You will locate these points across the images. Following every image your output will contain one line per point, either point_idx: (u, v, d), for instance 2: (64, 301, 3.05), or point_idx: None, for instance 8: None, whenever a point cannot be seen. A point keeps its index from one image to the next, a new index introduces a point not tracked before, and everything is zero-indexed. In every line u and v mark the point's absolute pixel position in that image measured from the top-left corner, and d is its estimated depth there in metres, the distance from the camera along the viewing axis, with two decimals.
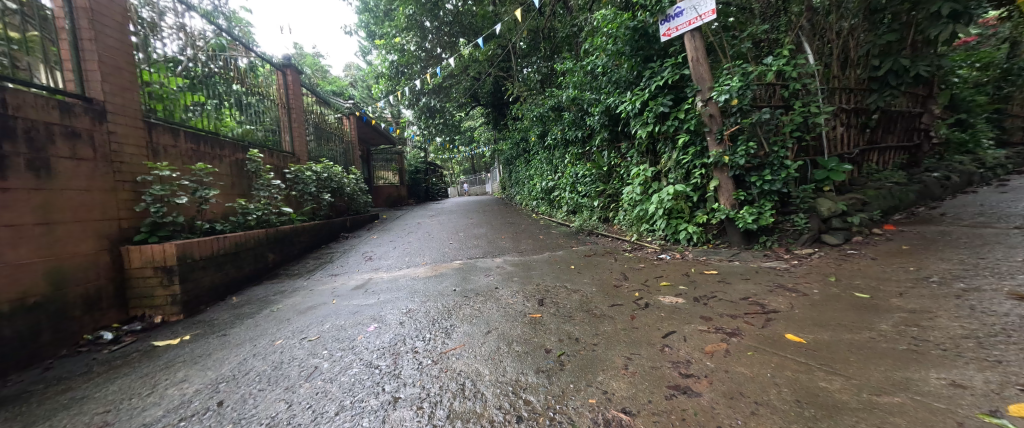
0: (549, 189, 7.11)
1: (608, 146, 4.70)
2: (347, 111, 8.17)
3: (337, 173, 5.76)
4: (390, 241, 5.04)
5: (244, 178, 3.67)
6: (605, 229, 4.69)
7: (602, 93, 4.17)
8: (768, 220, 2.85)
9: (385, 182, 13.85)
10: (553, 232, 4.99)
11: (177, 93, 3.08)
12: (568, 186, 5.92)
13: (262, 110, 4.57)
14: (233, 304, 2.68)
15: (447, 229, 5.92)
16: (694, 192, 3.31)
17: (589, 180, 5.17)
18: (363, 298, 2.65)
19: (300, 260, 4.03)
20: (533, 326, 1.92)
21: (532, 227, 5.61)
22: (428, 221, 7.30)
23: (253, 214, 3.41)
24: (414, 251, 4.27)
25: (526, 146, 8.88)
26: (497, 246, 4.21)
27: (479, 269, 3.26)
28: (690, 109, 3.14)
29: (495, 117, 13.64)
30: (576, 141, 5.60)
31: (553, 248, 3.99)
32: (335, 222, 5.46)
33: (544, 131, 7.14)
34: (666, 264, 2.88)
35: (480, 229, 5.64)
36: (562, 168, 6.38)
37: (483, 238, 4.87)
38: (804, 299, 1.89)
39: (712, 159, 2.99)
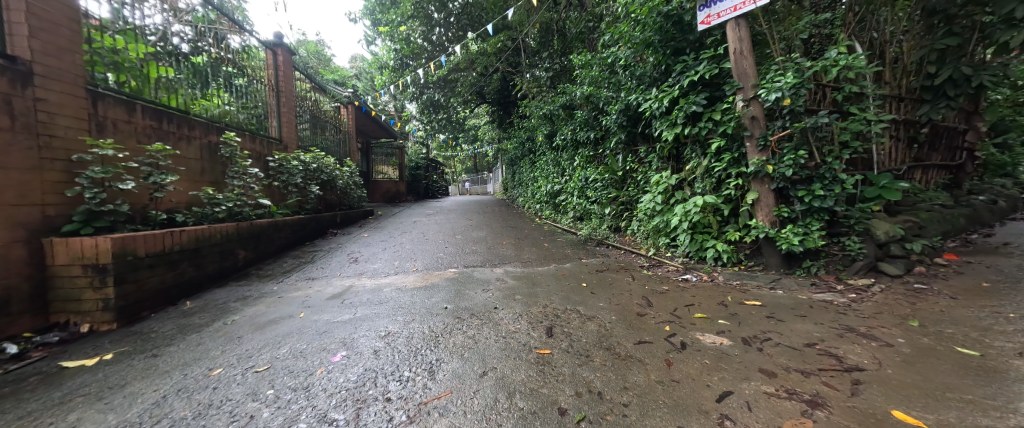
0: (555, 193, 6.72)
1: (624, 149, 4.31)
2: (345, 100, 7.77)
3: (328, 164, 5.35)
4: (381, 242, 4.63)
5: (216, 165, 3.26)
6: (617, 240, 4.28)
7: (623, 89, 3.77)
8: (817, 242, 2.43)
9: (384, 177, 13.46)
10: (558, 241, 4.57)
11: (144, 64, 2.72)
12: (576, 191, 5.52)
13: (249, 91, 4.18)
14: (183, 312, 2.26)
15: (444, 230, 5.52)
16: (726, 205, 2.90)
17: (600, 185, 4.77)
18: (336, 312, 2.23)
19: (278, 259, 3.62)
20: (541, 369, 1.50)
21: (535, 233, 5.18)
22: (425, 220, 6.90)
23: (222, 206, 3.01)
24: (405, 255, 3.85)
25: (532, 147, 8.49)
26: (498, 254, 3.79)
27: (475, 282, 2.84)
28: (727, 109, 2.73)
29: (500, 115, 13.27)
30: (587, 143, 5.22)
31: (560, 259, 3.57)
32: (323, 217, 5.05)
33: (552, 131, 6.75)
34: (694, 288, 2.47)
35: (479, 233, 5.22)
36: (570, 171, 5.99)
37: (482, 242, 4.46)
38: (891, 351, 1.47)
39: (752, 168, 2.58)
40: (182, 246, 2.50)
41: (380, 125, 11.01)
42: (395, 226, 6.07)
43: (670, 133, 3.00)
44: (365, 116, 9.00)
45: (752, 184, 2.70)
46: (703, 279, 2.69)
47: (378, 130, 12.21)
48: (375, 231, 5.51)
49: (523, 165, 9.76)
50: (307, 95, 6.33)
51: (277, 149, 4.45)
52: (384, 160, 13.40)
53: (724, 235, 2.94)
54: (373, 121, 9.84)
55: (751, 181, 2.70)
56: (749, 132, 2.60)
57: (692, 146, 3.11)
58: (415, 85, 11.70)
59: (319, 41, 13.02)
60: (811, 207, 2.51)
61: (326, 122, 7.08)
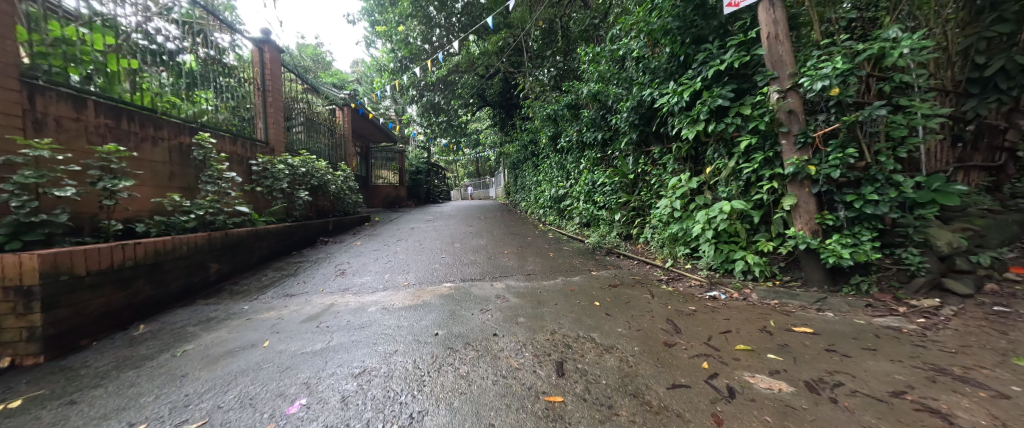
0: (560, 198, 6.40)
1: (635, 150, 3.99)
2: (342, 102, 7.53)
3: (320, 167, 5.06)
4: (373, 251, 4.31)
5: (188, 168, 2.96)
6: (628, 250, 3.93)
7: (635, 85, 3.46)
8: (872, 256, 2.07)
9: (384, 182, 13.22)
10: (564, 249, 4.23)
11: (104, 58, 2.47)
12: (583, 196, 5.20)
13: (235, 91, 3.92)
14: (130, 340, 1.94)
15: (442, 238, 5.19)
16: (756, 212, 2.56)
17: (609, 189, 4.45)
18: (307, 340, 1.89)
19: (258, 271, 3.30)
20: (551, 427, 1.16)
21: (540, 241, 4.85)
22: (423, 227, 6.60)
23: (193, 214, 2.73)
24: (397, 266, 3.53)
25: (534, 150, 8.19)
26: (499, 265, 3.46)
27: (472, 300, 2.50)
28: (759, 103, 2.40)
29: (502, 118, 13.01)
30: (595, 144, 4.92)
31: (567, 271, 3.24)
32: (313, 224, 4.75)
33: (556, 133, 6.45)
34: (725, 309, 2.12)
35: (479, 240, 4.90)
36: (576, 175, 5.67)
37: (482, 252, 4.13)
38: (1013, 407, 1.11)
39: (790, 170, 2.24)
40: (136, 261, 2.18)
41: (379, 128, 10.78)
42: (391, 233, 5.76)
43: (692, 131, 2.67)
44: (363, 119, 8.76)
45: (788, 188, 2.36)
46: (733, 297, 2.33)
47: (377, 134, 11.99)
48: (369, 238, 5.20)
49: (525, 169, 9.46)
50: (300, 97, 6.09)
51: (264, 152, 4.17)
52: (384, 165, 13.16)
53: (755, 246, 2.59)
54: (371, 124, 9.60)
55: (787, 185, 2.36)
56: (785, 128, 2.27)
57: (716, 146, 2.78)
58: (415, 88, 11.49)
59: (318, 45, 12.87)
60: (862, 214, 2.16)
61: (321, 125, 6.83)
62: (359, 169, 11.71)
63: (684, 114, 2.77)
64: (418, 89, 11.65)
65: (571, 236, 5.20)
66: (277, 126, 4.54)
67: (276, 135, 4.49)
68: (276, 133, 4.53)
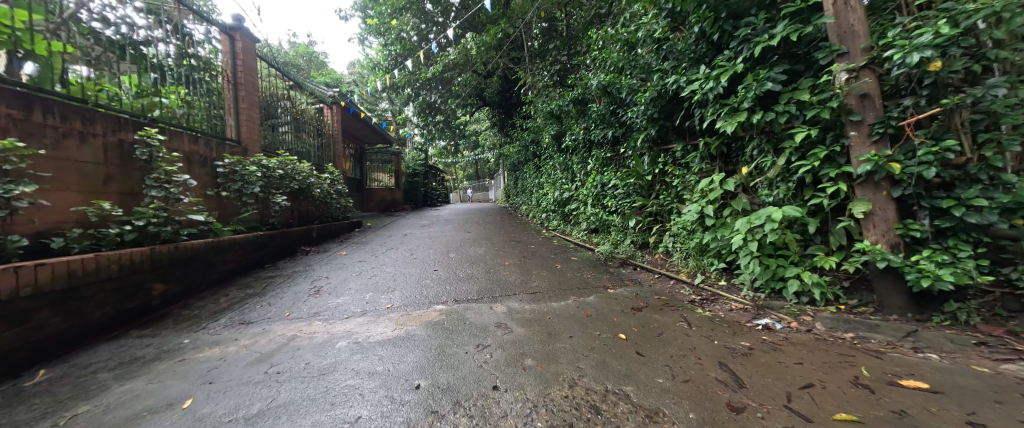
0: (564, 201, 5.96)
1: (653, 148, 3.56)
2: (331, 100, 7.10)
3: (301, 169, 4.60)
4: (358, 263, 3.83)
5: (130, 170, 2.50)
6: (645, 261, 3.47)
7: (657, 72, 3.01)
8: (978, 277, 1.58)
9: (380, 185, 12.78)
10: (574, 260, 3.77)
11: (23, 36, 2.06)
12: (592, 200, 4.75)
13: (205, 84, 3.47)
14: (10, 397, 1.45)
15: (436, 246, 4.72)
16: (813, 219, 2.10)
17: (621, 192, 4.01)
18: (244, 396, 1.42)
19: (218, 290, 2.83)
20: None
21: (545, 250, 4.39)
22: (418, 233, 6.14)
23: (119, 228, 2.24)
24: (381, 283, 3.05)
25: (536, 150, 7.76)
26: (499, 281, 3.00)
27: (466, 329, 2.03)
28: (820, 86, 1.95)
29: (501, 118, 12.60)
30: (605, 143, 4.48)
31: (578, 288, 2.78)
32: (292, 233, 4.28)
33: (560, 131, 6.02)
34: (789, 346, 1.66)
35: (477, 250, 4.44)
36: (583, 176, 5.23)
37: (480, 263, 3.67)
38: None
39: (866, 169, 1.78)
40: (38, 289, 1.70)
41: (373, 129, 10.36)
42: (381, 241, 5.28)
43: (731, 122, 2.23)
44: (354, 119, 8.33)
45: (858, 191, 1.91)
46: (792, 327, 1.87)
47: (372, 135, 11.57)
48: (356, 247, 4.73)
49: (526, 171, 9.02)
50: (283, 94, 5.65)
51: (234, 152, 3.70)
52: (379, 168, 12.73)
53: (811, 261, 2.13)
54: (364, 123, 9.17)
55: (857, 187, 1.91)
56: (857, 116, 1.82)
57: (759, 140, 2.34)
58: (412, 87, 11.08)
59: (310, 44, 12.45)
60: (958, 223, 1.67)
61: (308, 125, 6.38)
62: (352, 172, 11.28)
63: (721, 102, 2.34)
64: (414, 88, 11.24)
65: (579, 244, 4.74)
66: (252, 123, 4.08)
67: (251, 134, 4.04)
68: (251, 132, 4.08)
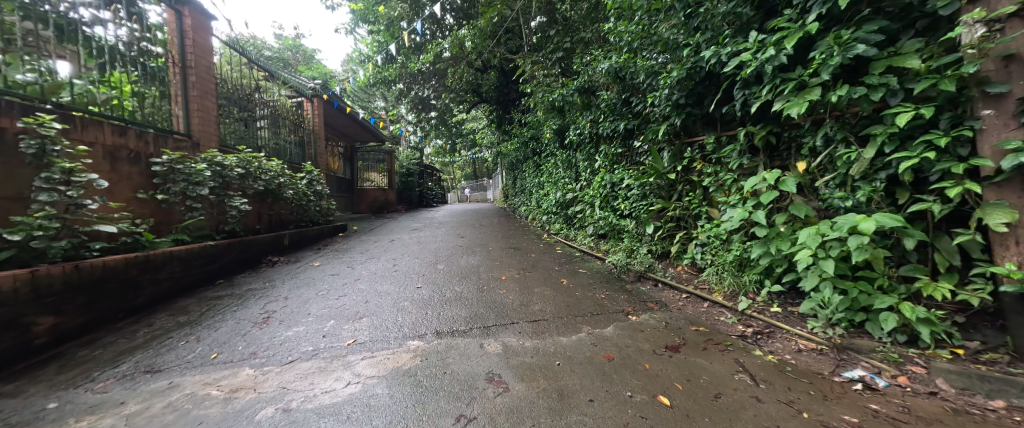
0: (567, 202, 5.44)
1: (676, 142, 3.06)
2: (312, 93, 6.53)
3: (268, 167, 4.04)
4: (328, 277, 3.27)
5: (10, 168, 1.94)
6: (669, 275, 2.92)
7: (688, 46, 2.47)
8: None
9: (372, 185, 12.21)
10: (583, 272, 3.22)
11: None
12: (601, 201, 4.22)
13: (142, 66, 2.90)
14: None
15: (424, 255, 4.18)
16: (914, 231, 1.55)
17: (635, 193, 3.49)
18: None
19: (141, 318, 2.25)
20: None
21: (547, 259, 3.84)
22: (407, 238, 5.59)
23: None
24: (348, 306, 2.48)
25: (536, 148, 7.22)
26: (493, 303, 2.47)
27: (444, 385, 1.47)
28: (936, 49, 1.41)
29: (499, 114, 12.05)
30: (616, 137, 3.95)
31: (592, 313, 2.24)
32: (255, 241, 3.71)
33: (562, 126, 5.49)
34: (921, 426, 1.11)
35: (470, 259, 3.89)
36: (590, 175, 4.70)
37: (472, 278, 3.12)
38: None
39: (1011, 164, 1.23)
40: None
41: (362, 125, 9.82)
42: (363, 248, 4.73)
43: (800, 102, 1.69)
44: (340, 113, 7.77)
45: (991, 195, 1.38)
46: (905, 387, 1.32)
47: (362, 133, 11.02)
48: (334, 257, 4.17)
49: (526, 170, 8.49)
50: (255, 85, 5.09)
51: (180, 148, 3.14)
52: (371, 167, 12.16)
53: (910, 287, 1.58)
54: (351, 118, 8.62)
55: (991, 187, 1.37)
56: (1000, 87, 1.29)
57: (831, 126, 1.80)
58: (404, 82, 10.54)
59: (298, 37, 11.88)
60: None
61: (286, 119, 5.82)
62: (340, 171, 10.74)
63: (782, 77, 1.79)
64: (406, 83, 10.68)
65: (586, 253, 4.19)
66: (207, 114, 3.52)
67: (205, 126, 3.46)
68: (206, 125, 3.51)
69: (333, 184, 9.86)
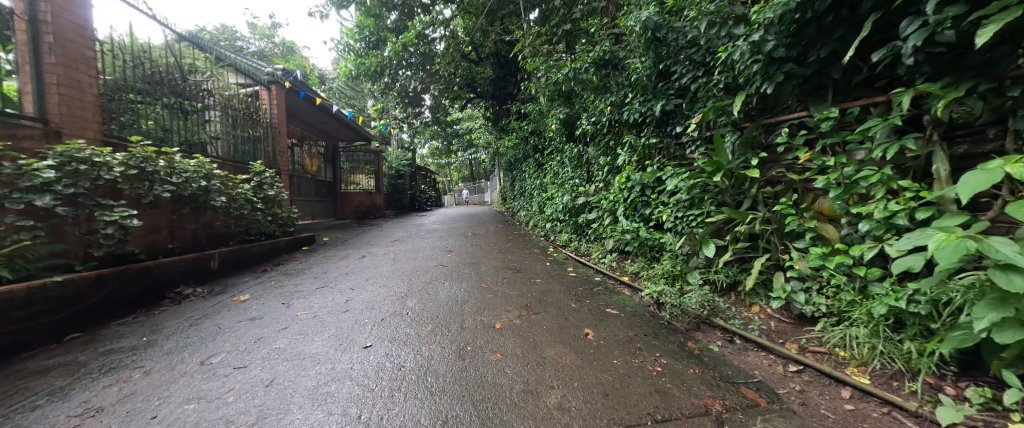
0: (578, 208, 4.48)
1: (749, 123, 2.13)
2: (279, 76, 5.58)
3: (179, 165, 3.03)
4: (243, 325, 2.24)
5: None
6: (746, 323, 1.94)
7: None
8: None
9: (357, 188, 11.19)
10: (612, 314, 2.23)
11: None
12: (627, 208, 3.25)
13: None
14: None
15: (393, 281, 3.15)
16: None
17: (681, 198, 2.53)
18: None
19: None
20: None
21: (558, 287, 2.83)
22: (382, 254, 4.57)
23: None
24: (231, 397, 1.45)
25: (539, 144, 6.23)
26: (479, 391, 1.44)
27: None
28: None
29: (495, 109, 11.10)
30: (649, 122, 2.99)
31: (657, 422, 1.23)
32: (155, 268, 2.69)
33: (571, 115, 4.51)
34: None
35: (453, 290, 2.86)
36: (609, 175, 3.73)
37: (452, 327, 2.11)
38: None
39: None
40: None
41: (343, 122, 8.87)
42: (319, 270, 3.70)
43: None
44: (312, 106, 6.78)
45: None
46: None
47: (345, 131, 10.05)
48: (275, 285, 3.16)
49: (525, 170, 7.50)
50: (192, 65, 4.09)
51: (17, 136, 2.13)
52: (356, 169, 11.14)
53: None
54: (327, 113, 7.63)
55: None
56: None
57: None
58: (391, 74, 9.60)
59: (274, 27, 10.84)
60: None
61: (236, 110, 4.81)
62: (319, 173, 9.75)
63: None
64: (392, 75, 9.71)
65: (607, 277, 3.20)
66: (84, 93, 2.53)
67: (76, 110, 2.46)
68: (79, 108, 2.50)
69: (309, 188, 8.87)
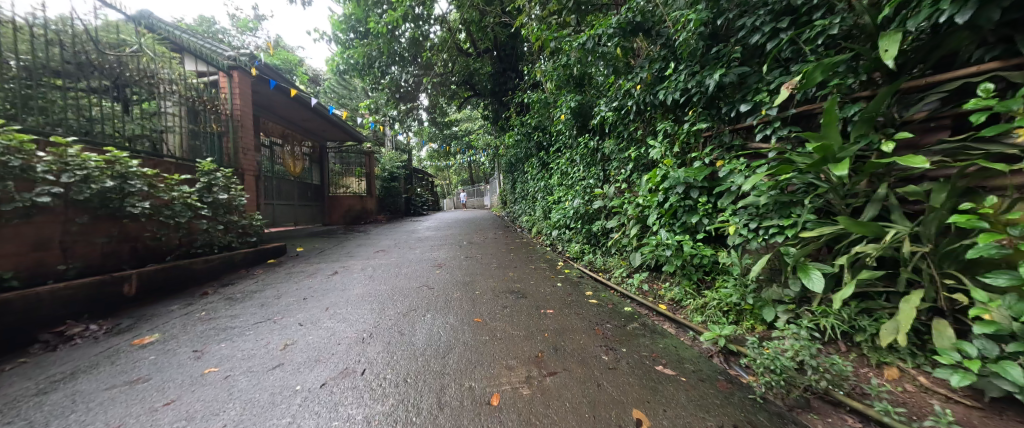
0: (593, 213, 3.79)
1: (877, 90, 1.43)
2: (245, 63, 4.84)
3: (74, 159, 2.31)
4: (110, 395, 1.48)
5: None
6: (898, 405, 1.20)
7: None
8: None
9: (347, 192, 10.45)
10: (668, 377, 1.47)
11: None
12: (664, 216, 2.53)
13: None
14: None
15: (358, 312, 2.40)
16: None
17: (753, 203, 1.81)
18: None
19: None
20: None
21: (578, 325, 2.07)
22: (358, 269, 3.83)
23: None
24: None
25: (544, 141, 5.51)
26: None
27: None
28: None
29: (494, 106, 10.44)
30: (697, 102, 2.28)
31: None
32: (21, 301, 1.95)
33: (584, 103, 3.81)
34: None
35: (435, 327, 2.11)
36: (634, 174, 3.02)
37: (423, 404, 1.34)
38: None
39: None
40: None
41: (330, 121, 8.14)
42: (272, 293, 2.96)
43: None
44: (290, 100, 6.05)
45: None
46: None
47: (333, 131, 9.32)
48: (205, 317, 2.42)
49: (527, 170, 6.78)
50: (117, 39, 3.28)
51: None
52: (346, 171, 10.41)
53: None
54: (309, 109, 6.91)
55: None
56: None
57: None
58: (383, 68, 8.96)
59: (257, 19, 10.13)
60: None
61: (202, 104, 4.13)
62: (305, 176, 9.03)
63: None
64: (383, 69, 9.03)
65: (641, 306, 2.46)
66: None
67: None
68: None
69: (292, 192, 8.15)
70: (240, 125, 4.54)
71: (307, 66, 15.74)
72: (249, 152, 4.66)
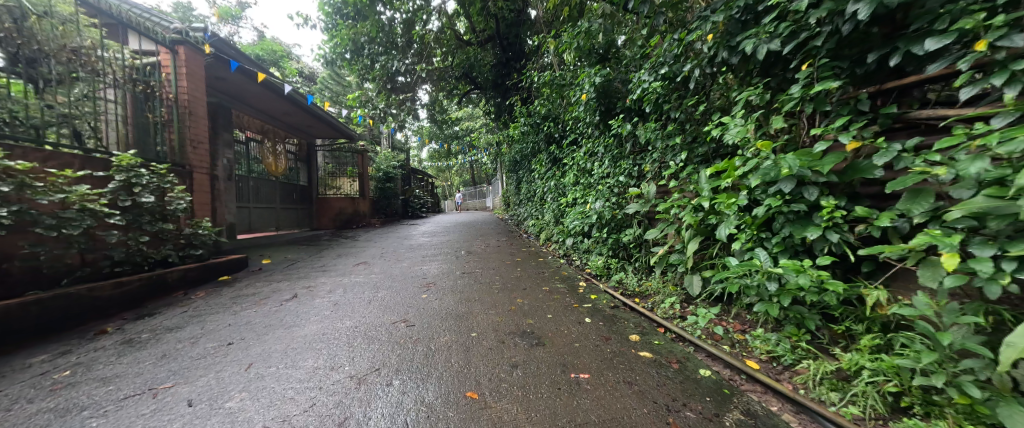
0: (625, 219, 3.09)
1: None
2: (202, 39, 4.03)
3: None
4: None
5: None
6: None
7: None
8: None
9: (338, 193, 9.68)
10: None
11: None
12: (750, 228, 1.72)
13: None
14: None
15: (292, 375, 1.57)
16: None
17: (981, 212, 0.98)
18: None
19: None
20: None
21: (639, 414, 1.23)
22: (325, 291, 3.02)
23: None
24: None
25: (555, 133, 4.70)
26: None
27: None
28: None
29: (496, 101, 9.73)
30: (820, 49, 1.46)
31: None
32: None
33: (611, 80, 3.03)
34: None
35: (399, 415, 1.27)
36: (689, 169, 2.27)
37: None
38: None
39: None
40: None
41: (315, 116, 7.37)
42: (191, 333, 2.15)
43: None
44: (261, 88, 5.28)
45: None
46: None
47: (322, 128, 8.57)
48: (64, 382, 1.60)
49: (535, 168, 5.99)
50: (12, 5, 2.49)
51: None
52: (337, 171, 9.65)
53: None
54: (288, 100, 6.13)
55: None
56: None
57: None
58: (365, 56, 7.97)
59: (241, 7, 9.41)
60: None
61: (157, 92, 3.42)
62: (290, 176, 8.28)
63: None
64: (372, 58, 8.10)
65: (718, 362, 1.64)
66: None
67: None
68: None
69: (273, 193, 7.40)
70: (191, 112, 3.76)
71: (299, 62, 14.97)
72: (204, 144, 3.89)
